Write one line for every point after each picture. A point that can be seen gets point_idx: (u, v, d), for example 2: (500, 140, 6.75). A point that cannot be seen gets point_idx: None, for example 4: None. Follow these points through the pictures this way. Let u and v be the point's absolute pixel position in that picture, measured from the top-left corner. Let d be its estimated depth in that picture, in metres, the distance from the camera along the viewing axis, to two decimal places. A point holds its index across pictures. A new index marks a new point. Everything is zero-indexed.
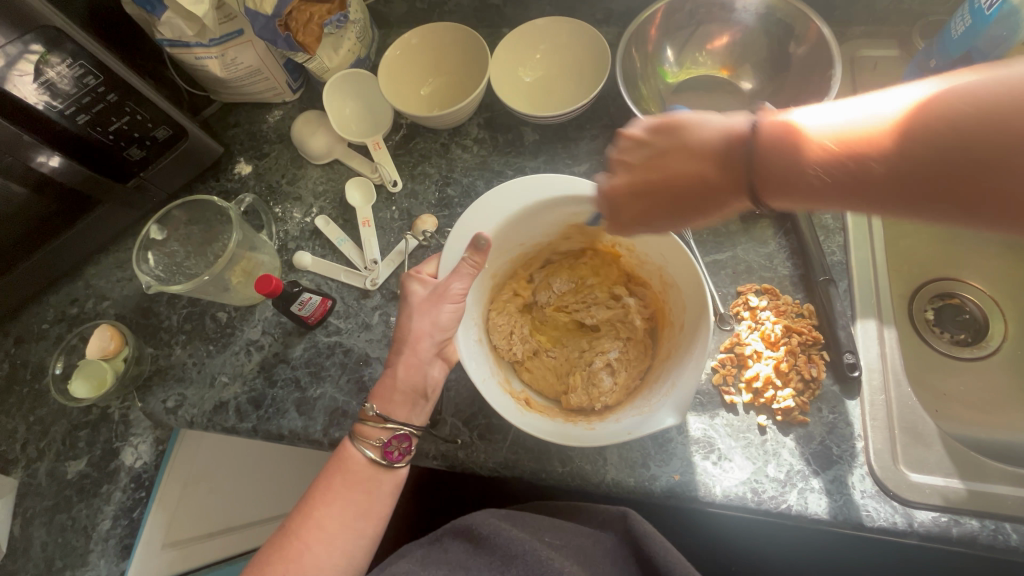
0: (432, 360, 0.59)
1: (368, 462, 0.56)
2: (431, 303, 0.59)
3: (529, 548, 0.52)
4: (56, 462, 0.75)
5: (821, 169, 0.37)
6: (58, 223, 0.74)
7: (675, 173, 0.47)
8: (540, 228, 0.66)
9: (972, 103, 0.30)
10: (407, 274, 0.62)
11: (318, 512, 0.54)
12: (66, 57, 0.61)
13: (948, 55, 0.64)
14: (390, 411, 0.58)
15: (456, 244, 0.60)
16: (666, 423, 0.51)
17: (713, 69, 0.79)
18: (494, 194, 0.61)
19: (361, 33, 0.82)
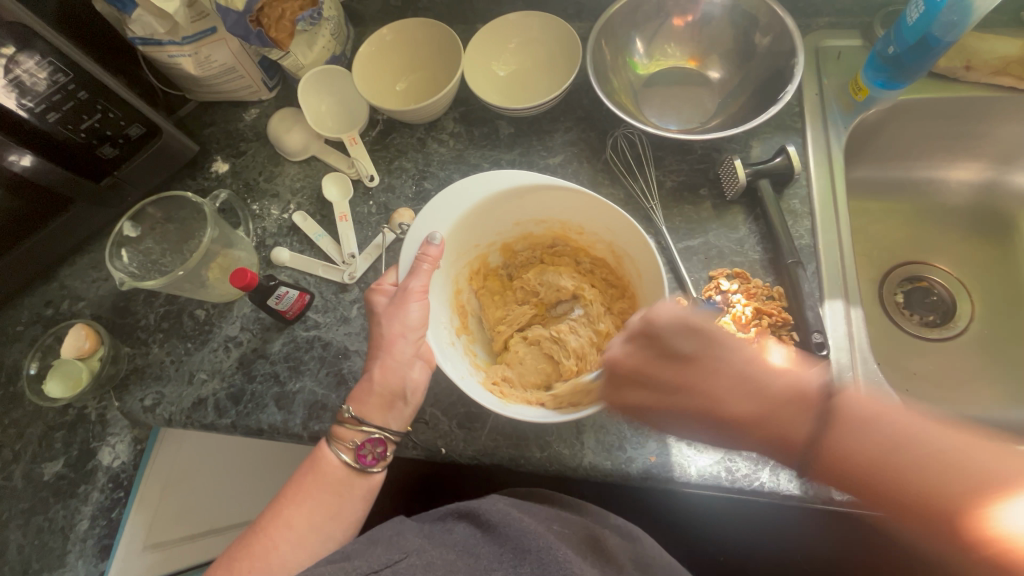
0: (412, 362, 0.58)
1: (341, 465, 0.56)
2: (395, 306, 0.58)
3: (541, 542, 0.51)
4: (32, 464, 0.74)
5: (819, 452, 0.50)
6: (31, 222, 0.74)
7: (699, 401, 0.54)
8: (492, 225, 0.68)
9: (872, 454, 0.48)
10: (369, 290, 0.62)
11: (287, 511, 0.53)
12: (35, 55, 0.61)
13: (904, 42, 0.66)
14: (365, 414, 0.58)
15: (414, 241, 0.61)
16: None
17: (682, 60, 0.81)
18: (439, 200, 0.63)
19: (335, 30, 0.82)
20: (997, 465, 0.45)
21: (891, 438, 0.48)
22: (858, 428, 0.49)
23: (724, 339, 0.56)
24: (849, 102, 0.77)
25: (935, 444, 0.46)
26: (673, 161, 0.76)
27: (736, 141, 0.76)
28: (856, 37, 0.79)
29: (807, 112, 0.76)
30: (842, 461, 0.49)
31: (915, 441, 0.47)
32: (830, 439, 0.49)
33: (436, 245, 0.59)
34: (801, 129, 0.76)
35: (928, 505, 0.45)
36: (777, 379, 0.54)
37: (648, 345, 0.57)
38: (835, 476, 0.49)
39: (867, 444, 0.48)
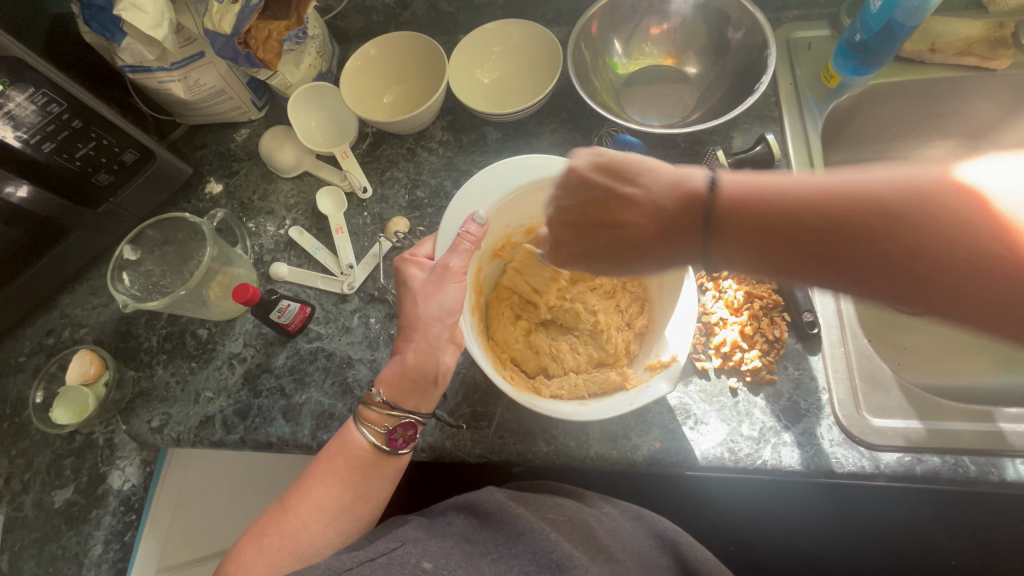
0: (445, 346, 0.59)
1: (370, 446, 0.57)
2: (434, 284, 0.59)
3: (536, 526, 0.52)
4: (42, 493, 0.74)
5: (843, 227, 0.38)
6: (30, 252, 0.74)
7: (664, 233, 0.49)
8: (529, 211, 0.69)
9: (871, 207, 0.38)
10: (403, 258, 0.63)
11: (315, 492, 0.54)
12: (28, 87, 0.62)
13: (870, 29, 0.69)
14: (399, 399, 0.58)
15: (453, 223, 0.64)
16: (661, 388, 0.56)
17: (659, 58, 0.84)
18: (482, 180, 0.65)
19: (320, 48, 0.84)
20: (916, 191, 0.37)
21: (806, 204, 0.40)
22: (767, 220, 0.42)
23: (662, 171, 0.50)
24: (822, 89, 0.80)
25: (862, 202, 0.38)
26: (657, 155, 0.78)
27: (716, 133, 0.79)
28: (825, 28, 0.82)
29: (783, 102, 0.79)
30: (857, 229, 0.38)
31: (878, 200, 0.37)
32: (838, 194, 0.39)
33: (479, 224, 0.60)
34: (779, 118, 0.79)
35: (915, 260, 0.36)
36: (771, 180, 0.43)
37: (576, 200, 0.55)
38: (735, 253, 0.44)
39: (790, 216, 0.41)
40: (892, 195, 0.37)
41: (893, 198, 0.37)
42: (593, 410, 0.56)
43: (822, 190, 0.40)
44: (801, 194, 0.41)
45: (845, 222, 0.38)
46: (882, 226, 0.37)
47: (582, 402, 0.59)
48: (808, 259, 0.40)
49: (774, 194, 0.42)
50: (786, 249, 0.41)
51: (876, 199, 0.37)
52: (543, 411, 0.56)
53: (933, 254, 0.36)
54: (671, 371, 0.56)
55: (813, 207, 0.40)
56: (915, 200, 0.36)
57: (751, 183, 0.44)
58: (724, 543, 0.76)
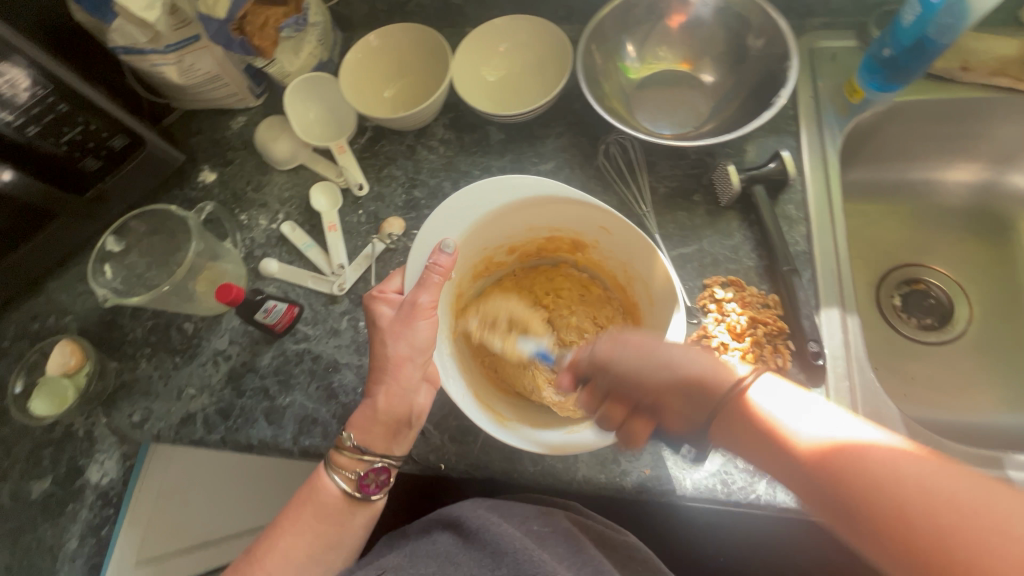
0: (418, 386, 0.58)
1: (341, 493, 0.55)
2: (402, 322, 0.57)
3: (519, 547, 0.51)
4: (20, 482, 0.73)
5: (818, 472, 0.42)
6: (13, 237, 0.72)
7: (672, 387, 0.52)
8: (506, 228, 0.66)
9: (888, 471, 0.38)
10: (371, 296, 0.60)
11: (283, 542, 0.53)
12: (16, 67, 0.59)
13: (901, 44, 0.65)
14: (369, 443, 0.57)
15: (420, 254, 0.59)
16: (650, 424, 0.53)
17: (674, 63, 0.80)
18: (452, 204, 0.61)
19: (321, 35, 0.81)
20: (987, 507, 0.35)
21: (871, 480, 0.39)
22: (812, 463, 0.42)
23: (692, 354, 0.52)
24: (844, 104, 0.76)
25: (883, 483, 0.38)
26: (665, 166, 0.75)
27: (729, 146, 0.75)
28: (851, 38, 0.78)
29: (802, 116, 0.75)
30: (902, 518, 0.37)
31: (888, 472, 0.38)
32: (882, 462, 0.39)
33: (448, 254, 0.57)
34: (796, 132, 0.75)
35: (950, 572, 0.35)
36: (842, 435, 0.42)
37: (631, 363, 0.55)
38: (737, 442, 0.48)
39: (815, 457, 0.42)
40: (944, 481, 0.37)
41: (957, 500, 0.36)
42: (574, 444, 0.54)
43: (888, 458, 0.39)
44: (799, 447, 0.44)
45: (841, 479, 0.40)
46: (916, 510, 0.37)
47: (569, 430, 0.57)
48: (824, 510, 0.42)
49: (832, 444, 0.42)
50: (812, 491, 0.42)
51: (939, 493, 0.36)
52: (531, 448, 0.54)
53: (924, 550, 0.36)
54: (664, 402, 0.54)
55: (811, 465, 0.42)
56: (944, 506, 0.36)
57: (802, 437, 0.44)
58: (716, 558, 0.77)
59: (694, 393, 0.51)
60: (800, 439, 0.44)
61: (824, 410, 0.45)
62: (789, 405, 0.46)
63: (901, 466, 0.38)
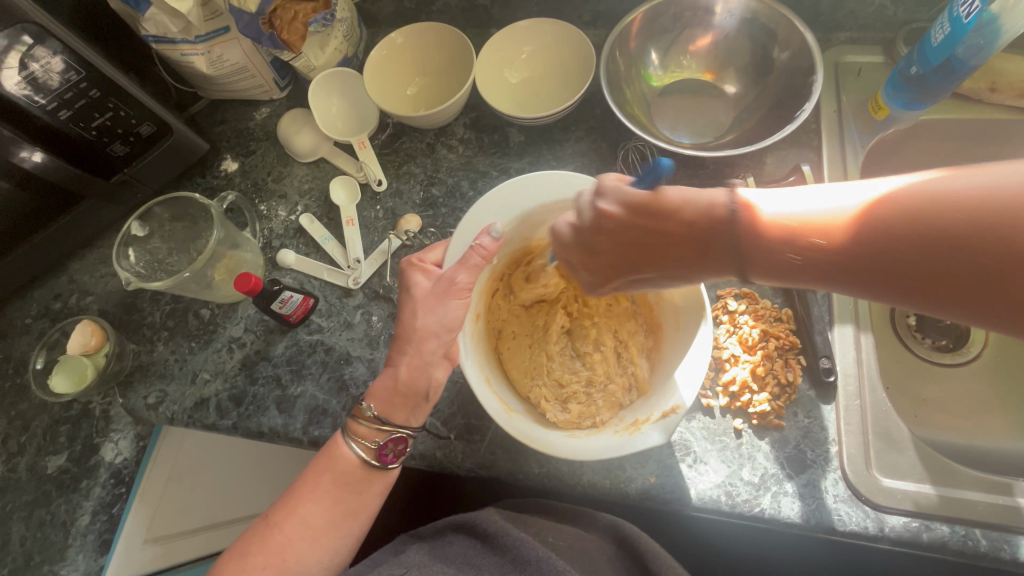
0: (437, 362, 0.58)
1: (359, 461, 0.56)
2: (437, 297, 0.58)
3: (539, 554, 0.54)
4: (36, 457, 0.75)
5: (848, 243, 0.39)
6: (40, 218, 0.74)
7: (676, 220, 0.49)
8: (552, 225, 0.68)
9: (910, 212, 0.37)
10: (409, 262, 0.61)
11: (302, 509, 0.54)
12: (52, 52, 0.61)
13: (928, 63, 0.64)
14: (389, 413, 0.58)
15: (465, 231, 0.61)
16: (653, 440, 0.54)
17: (697, 72, 0.80)
18: (506, 189, 0.63)
19: (348, 31, 0.82)
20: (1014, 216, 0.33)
21: (889, 210, 0.38)
22: (849, 230, 0.40)
23: (691, 191, 0.50)
24: (868, 120, 0.75)
25: (897, 242, 0.37)
26: (684, 175, 0.75)
27: (749, 157, 0.75)
28: (878, 54, 0.77)
29: (824, 130, 0.75)
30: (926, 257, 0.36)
31: (915, 219, 0.36)
32: (893, 204, 0.38)
33: (492, 239, 0.59)
34: (818, 147, 0.74)
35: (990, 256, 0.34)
36: (824, 201, 0.42)
37: (632, 203, 0.52)
38: (773, 275, 0.45)
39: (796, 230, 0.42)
40: (950, 189, 0.36)
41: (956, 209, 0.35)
42: (579, 447, 0.56)
43: (900, 200, 0.37)
44: (819, 225, 0.41)
45: (887, 262, 0.38)
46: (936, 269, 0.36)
47: (570, 433, 0.59)
48: (851, 263, 0.40)
49: (811, 216, 0.42)
50: (844, 255, 0.40)
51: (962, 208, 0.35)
52: (531, 443, 0.55)
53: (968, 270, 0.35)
54: (667, 421, 0.55)
55: (822, 247, 0.41)
56: (982, 221, 0.34)
57: (822, 213, 0.41)
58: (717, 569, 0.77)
59: (690, 217, 0.48)
60: (766, 215, 0.44)
61: (797, 190, 0.44)
62: (777, 197, 0.45)
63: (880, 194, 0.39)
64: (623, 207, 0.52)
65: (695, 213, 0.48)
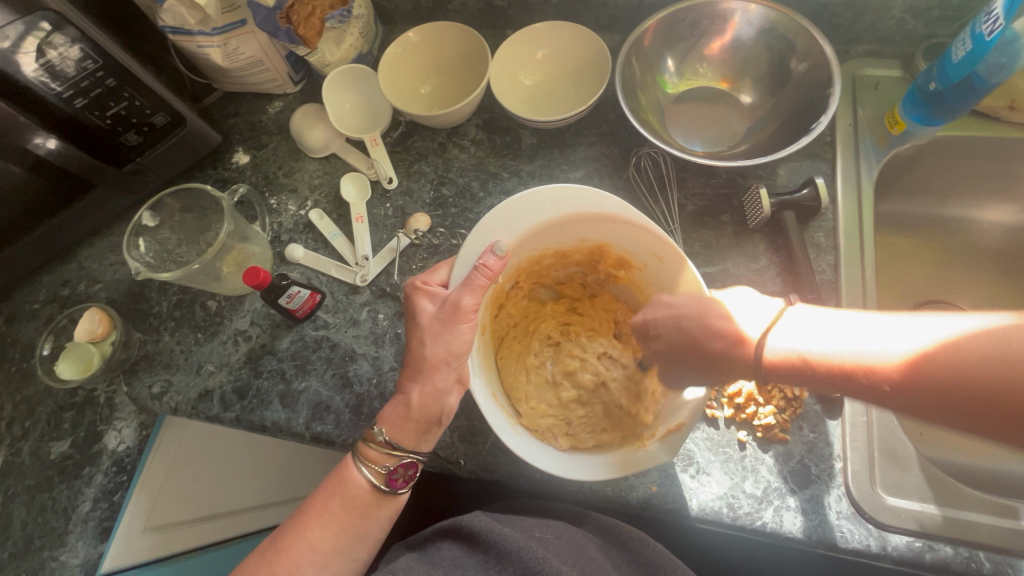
0: (451, 388, 0.59)
1: (369, 486, 0.56)
2: (443, 324, 0.58)
3: (522, 548, 0.54)
4: (40, 442, 0.75)
5: (901, 384, 0.41)
6: (52, 204, 0.74)
7: (711, 352, 0.56)
8: (560, 237, 0.66)
9: (996, 353, 0.38)
10: (413, 286, 0.61)
11: (312, 533, 0.54)
12: (69, 40, 0.61)
13: (948, 79, 0.63)
14: (400, 439, 0.58)
15: (470, 250, 0.60)
16: (660, 458, 0.54)
17: (713, 81, 0.79)
18: (510, 207, 0.61)
19: (364, 28, 0.82)
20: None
21: (941, 362, 0.40)
22: (900, 372, 0.42)
23: (724, 313, 0.56)
24: (883, 135, 0.75)
25: (943, 372, 0.40)
26: (696, 183, 0.74)
27: (762, 168, 0.74)
28: (896, 68, 0.76)
29: (838, 143, 0.74)
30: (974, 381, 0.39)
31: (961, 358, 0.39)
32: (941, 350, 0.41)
33: (496, 258, 0.58)
34: (832, 159, 0.74)
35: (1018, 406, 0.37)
36: (863, 332, 0.45)
37: (670, 319, 0.60)
38: (785, 375, 0.49)
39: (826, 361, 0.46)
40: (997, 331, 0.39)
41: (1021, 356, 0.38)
42: (588, 468, 0.55)
43: (965, 347, 0.40)
44: (882, 363, 0.43)
45: (927, 388, 0.40)
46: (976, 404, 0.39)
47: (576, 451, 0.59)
48: (910, 392, 0.41)
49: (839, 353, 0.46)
50: (901, 391, 0.41)
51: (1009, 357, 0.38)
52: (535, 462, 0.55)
53: (963, 385, 0.39)
54: (674, 438, 0.54)
55: (881, 383, 0.43)
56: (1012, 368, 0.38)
57: (872, 352, 0.44)
58: None
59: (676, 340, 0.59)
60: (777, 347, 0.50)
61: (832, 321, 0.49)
62: (798, 325, 0.50)
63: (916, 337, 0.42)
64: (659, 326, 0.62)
65: (725, 345, 0.55)
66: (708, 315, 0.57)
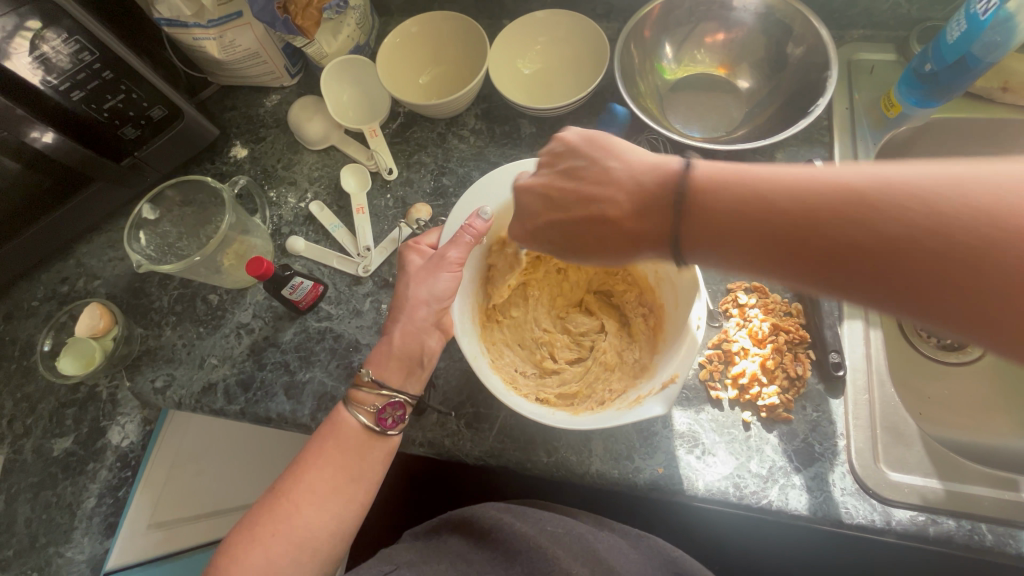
0: (430, 330, 0.59)
1: (361, 427, 0.57)
2: (428, 271, 0.59)
3: (531, 544, 0.55)
4: (42, 439, 0.75)
5: (796, 229, 0.36)
6: (50, 200, 0.74)
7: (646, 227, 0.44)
8: None
9: (902, 215, 0.32)
10: (407, 245, 0.63)
11: (308, 475, 0.54)
12: (63, 33, 0.61)
13: (943, 60, 0.64)
14: (384, 377, 0.58)
15: (458, 216, 0.62)
16: (654, 412, 0.52)
17: (711, 67, 0.80)
18: (495, 176, 0.63)
19: (361, 20, 0.82)
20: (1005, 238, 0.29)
21: (885, 214, 0.33)
22: (807, 205, 0.35)
23: (638, 154, 0.47)
24: (879, 118, 0.75)
25: (904, 212, 0.32)
26: None
27: (761, 152, 0.75)
28: (891, 52, 0.77)
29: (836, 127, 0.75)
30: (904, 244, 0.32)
31: (892, 210, 0.32)
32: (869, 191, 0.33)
33: (483, 220, 0.59)
34: (829, 143, 0.75)
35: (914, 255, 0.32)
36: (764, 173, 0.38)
37: (587, 150, 0.49)
38: (716, 242, 0.40)
39: (787, 210, 0.36)
40: (890, 188, 0.33)
41: (921, 197, 0.32)
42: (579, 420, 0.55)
43: (850, 194, 0.34)
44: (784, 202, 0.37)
45: (791, 220, 0.36)
46: (869, 231, 0.33)
47: (571, 411, 0.59)
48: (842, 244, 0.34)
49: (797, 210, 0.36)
50: (811, 260, 0.36)
51: (919, 194, 0.32)
52: (530, 415, 0.56)
53: (933, 275, 0.31)
54: (666, 393, 0.53)
55: (769, 211, 0.37)
56: (916, 220, 0.32)
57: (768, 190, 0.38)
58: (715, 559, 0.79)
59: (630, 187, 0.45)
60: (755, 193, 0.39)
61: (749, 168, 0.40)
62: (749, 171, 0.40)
63: (936, 166, 0.33)
64: (570, 148, 0.50)
65: (641, 168, 0.45)
66: (637, 175, 0.45)
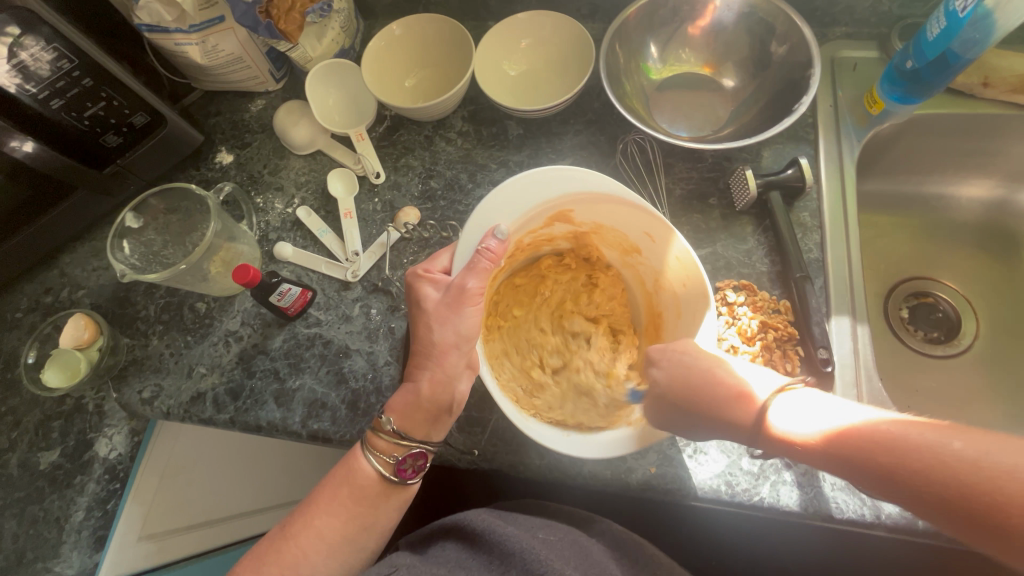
0: (461, 374, 0.58)
1: (377, 476, 0.56)
2: (450, 308, 0.58)
3: (526, 548, 0.55)
4: (28, 453, 0.74)
5: (835, 459, 0.44)
6: (31, 210, 0.73)
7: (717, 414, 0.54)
8: (552, 221, 0.66)
9: (915, 473, 0.39)
10: (417, 274, 0.61)
11: (318, 521, 0.54)
12: (41, 40, 0.60)
13: (924, 57, 0.65)
14: (408, 429, 0.57)
15: (470, 236, 0.59)
16: (670, 431, 0.53)
17: (696, 66, 0.80)
18: (506, 189, 0.60)
19: (345, 23, 0.81)
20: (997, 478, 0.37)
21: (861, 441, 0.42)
22: (827, 454, 0.44)
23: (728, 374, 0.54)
24: (863, 115, 0.76)
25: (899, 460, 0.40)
26: (682, 168, 0.75)
27: (747, 151, 0.75)
28: (873, 49, 0.78)
29: (820, 124, 0.76)
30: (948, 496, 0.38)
31: (924, 458, 0.39)
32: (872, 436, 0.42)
33: (498, 241, 0.57)
34: (814, 141, 0.75)
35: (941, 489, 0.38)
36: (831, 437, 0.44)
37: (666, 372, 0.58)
38: (784, 449, 0.48)
39: (840, 444, 0.43)
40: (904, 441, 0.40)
41: (928, 473, 0.39)
42: (597, 446, 0.55)
43: (887, 438, 0.41)
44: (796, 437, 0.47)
45: (854, 454, 0.42)
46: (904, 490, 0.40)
47: (584, 431, 0.58)
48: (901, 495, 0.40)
49: (832, 431, 0.44)
50: (857, 477, 0.42)
51: (949, 466, 0.38)
52: (551, 444, 0.54)
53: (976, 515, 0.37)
54: None
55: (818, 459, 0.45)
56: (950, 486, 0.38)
57: (801, 431, 0.46)
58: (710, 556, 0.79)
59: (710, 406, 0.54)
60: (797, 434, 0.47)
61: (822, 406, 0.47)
62: (807, 407, 0.48)
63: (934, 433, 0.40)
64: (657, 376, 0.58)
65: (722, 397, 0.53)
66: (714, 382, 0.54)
